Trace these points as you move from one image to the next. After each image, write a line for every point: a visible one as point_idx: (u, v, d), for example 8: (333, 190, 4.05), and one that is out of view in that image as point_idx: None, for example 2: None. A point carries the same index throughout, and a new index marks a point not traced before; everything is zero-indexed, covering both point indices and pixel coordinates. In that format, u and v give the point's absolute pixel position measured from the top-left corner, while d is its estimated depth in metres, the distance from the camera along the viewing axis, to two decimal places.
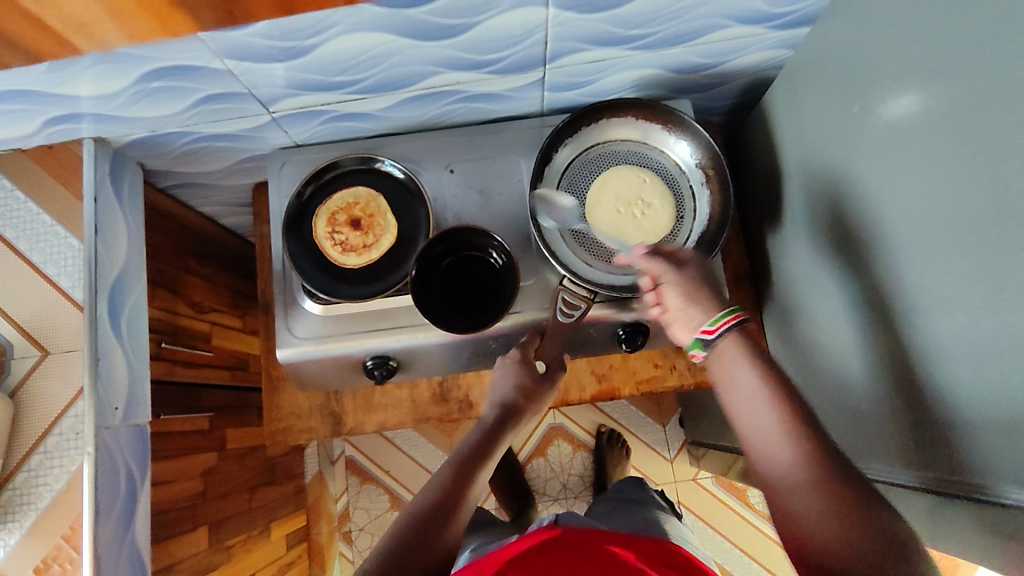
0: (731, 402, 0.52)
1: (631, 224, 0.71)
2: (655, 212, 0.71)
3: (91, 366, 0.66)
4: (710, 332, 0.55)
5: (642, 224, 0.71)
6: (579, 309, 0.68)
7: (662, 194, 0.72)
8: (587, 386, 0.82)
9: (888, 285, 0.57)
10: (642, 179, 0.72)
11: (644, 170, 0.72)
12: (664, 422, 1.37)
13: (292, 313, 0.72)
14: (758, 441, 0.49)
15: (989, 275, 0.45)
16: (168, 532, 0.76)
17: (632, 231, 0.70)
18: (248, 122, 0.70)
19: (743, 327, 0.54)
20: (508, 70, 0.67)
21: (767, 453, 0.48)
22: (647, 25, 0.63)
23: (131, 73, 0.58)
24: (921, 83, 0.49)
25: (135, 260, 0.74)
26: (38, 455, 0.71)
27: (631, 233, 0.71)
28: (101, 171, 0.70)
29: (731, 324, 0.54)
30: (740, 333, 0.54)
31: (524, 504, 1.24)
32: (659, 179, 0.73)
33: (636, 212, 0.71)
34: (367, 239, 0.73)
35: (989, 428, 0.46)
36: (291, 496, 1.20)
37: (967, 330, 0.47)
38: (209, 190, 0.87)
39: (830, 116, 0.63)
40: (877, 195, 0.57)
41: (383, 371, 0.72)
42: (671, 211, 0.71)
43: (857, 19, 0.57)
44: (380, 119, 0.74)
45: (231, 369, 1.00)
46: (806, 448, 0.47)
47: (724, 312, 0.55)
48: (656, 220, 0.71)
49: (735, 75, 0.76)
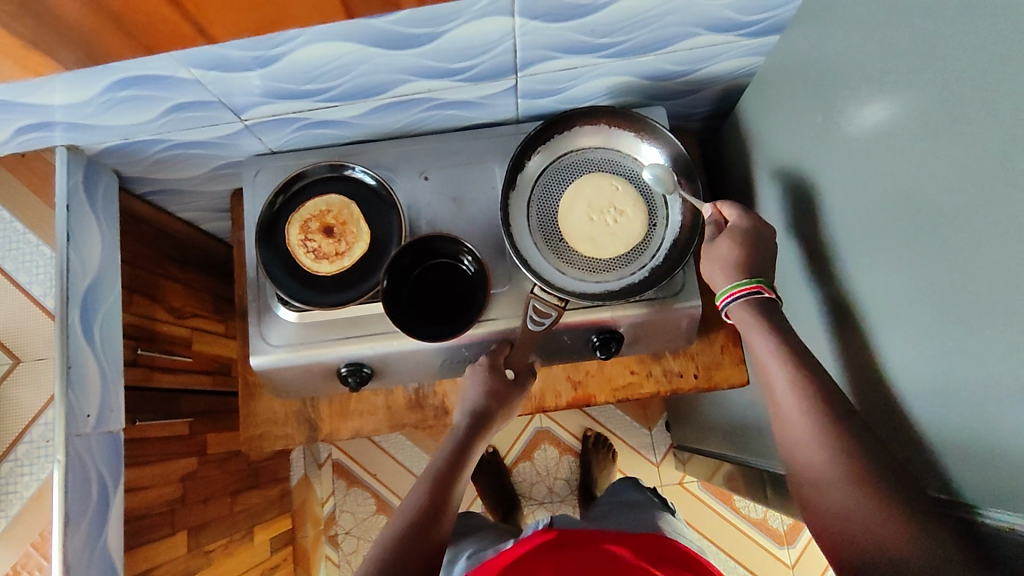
0: (767, 388, 0.59)
1: (603, 232, 0.71)
2: (627, 220, 0.71)
3: (62, 374, 0.66)
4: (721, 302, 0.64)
5: (614, 232, 0.71)
6: (550, 317, 0.68)
7: (634, 202, 0.72)
8: (563, 393, 0.82)
9: (856, 294, 0.57)
10: (615, 188, 0.72)
11: (617, 178, 0.72)
12: (650, 426, 1.37)
13: (265, 320, 0.72)
14: (785, 421, 0.56)
15: (949, 286, 0.45)
16: (143, 538, 0.76)
17: (604, 238, 0.71)
18: (220, 130, 0.70)
19: (759, 296, 0.62)
20: (480, 78, 0.67)
21: (792, 430, 0.55)
22: (618, 34, 0.63)
23: (98, 84, 0.58)
24: (884, 95, 0.50)
25: (109, 268, 0.75)
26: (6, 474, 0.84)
27: (603, 240, 0.71)
28: (74, 179, 0.70)
29: (743, 292, 0.62)
30: (754, 303, 0.62)
31: (510, 507, 1.25)
32: (632, 187, 0.72)
33: (608, 220, 0.71)
34: (340, 247, 0.73)
35: (952, 439, 0.47)
36: (276, 500, 1.20)
37: (930, 340, 0.47)
38: (187, 197, 0.87)
39: (800, 125, 0.63)
40: (846, 204, 0.57)
41: (357, 378, 0.72)
42: (644, 219, 0.71)
43: (825, 28, 0.57)
44: (355, 126, 0.75)
45: (212, 374, 1.01)
46: (826, 434, 0.53)
47: (743, 280, 0.62)
48: (628, 228, 0.71)
49: (709, 82, 0.76)
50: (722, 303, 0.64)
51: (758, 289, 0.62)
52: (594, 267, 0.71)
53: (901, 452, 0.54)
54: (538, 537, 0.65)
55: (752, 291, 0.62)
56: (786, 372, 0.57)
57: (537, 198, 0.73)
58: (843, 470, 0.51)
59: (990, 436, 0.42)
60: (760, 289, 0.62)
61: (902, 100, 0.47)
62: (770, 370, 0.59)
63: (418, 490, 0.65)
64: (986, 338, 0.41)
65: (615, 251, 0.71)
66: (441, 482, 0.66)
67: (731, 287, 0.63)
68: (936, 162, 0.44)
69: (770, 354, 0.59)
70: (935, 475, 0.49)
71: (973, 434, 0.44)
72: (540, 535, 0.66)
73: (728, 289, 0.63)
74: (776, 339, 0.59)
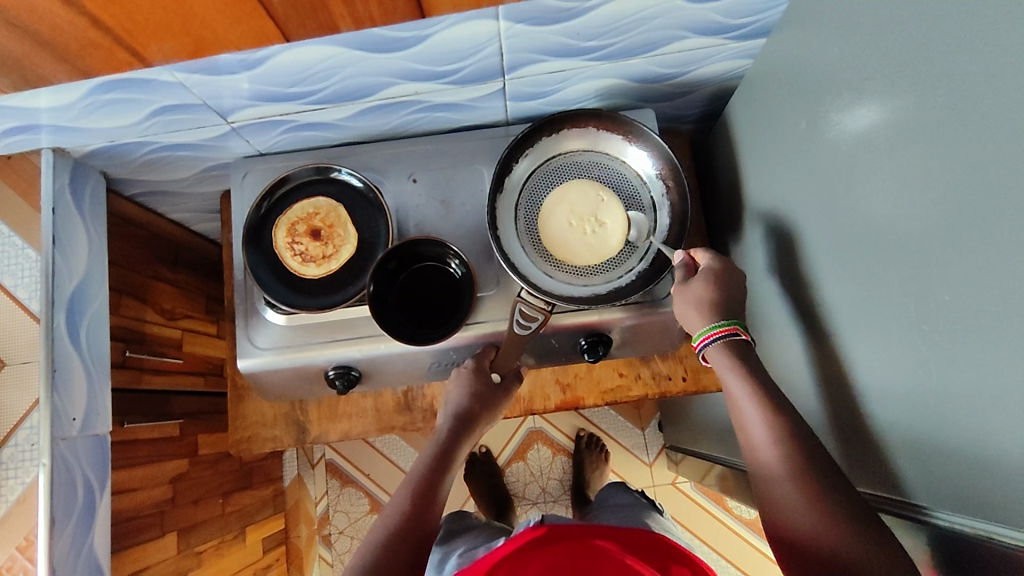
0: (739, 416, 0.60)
1: (577, 238, 0.71)
2: (604, 233, 0.71)
3: (47, 377, 0.67)
4: (698, 344, 0.64)
5: (588, 241, 0.71)
6: (537, 320, 0.67)
7: (616, 216, 0.71)
8: (551, 396, 0.82)
9: (839, 299, 0.57)
10: (600, 198, 0.72)
11: (606, 190, 0.72)
12: (643, 426, 1.38)
13: (253, 323, 0.72)
14: (762, 461, 0.56)
15: (928, 293, 0.45)
16: (131, 540, 0.76)
17: (575, 244, 0.71)
18: (208, 132, 0.70)
19: (733, 337, 0.62)
20: (467, 81, 0.67)
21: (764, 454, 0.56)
22: (604, 37, 0.63)
23: (81, 87, 0.58)
24: (868, 100, 0.49)
25: (97, 271, 0.75)
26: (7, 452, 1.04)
27: (574, 245, 0.71)
28: (60, 182, 0.70)
29: (720, 335, 0.62)
30: (726, 343, 0.62)
31: (503, 506, 1.25)
32: (618, 200, 0.72)
33: (585, 228, 0.71)
34: (327, 250, 0.73)
35: (930, 447, 0.47)
36: (268, 500, 1.21)
37: (908, 347, 0.48)
38: (177, 198, 0.87)
39: (787, 129, 0.63)
40: (833, 208, 0.56)
41: (345, 381, 0.72)
42: (622, 234, 0.71)
43: (812, 32, 0.56)
44: (343, 129, 0.74)
45: (204, 375, 1.01)
46: (801, 471, 0.53)
47: (718, 322, 0.63)
48: (603, 241, 0.71)
49: (699, 84, 0.75)
50: (698, 346, 0.64)
51: (732, 331, 0.62)
52: (581, 271, 0.71)
53: (880, 457, 0.54)
54: (527, 535, 0.65)
55: (728, 334, 0.62)
56: (761, 410, 0.58)
57: (524, 200, 0.73)
58: (821, 509, 0.51)
59: (967, 443, 0.42)
60: (733, 331, 0.62)
61: (885, 106, 0.47)
62: (745, 408, 0.59)
63: (401, 495, 0.65)
64: (964, 345, 0.41)
65: (582, 260, 0.71)
66: (425, 484, 0.66)
67: (707, 330, 0.63)
68: (918, 169, 0.44)
69: (747, 391, 0.59)
70: (913, 480, 0.49)
71: (948, 440, 0.44)
72: (528, 532, 0.65)
73: (704, 331, 0.63)
74: (749, 375, 0.60)
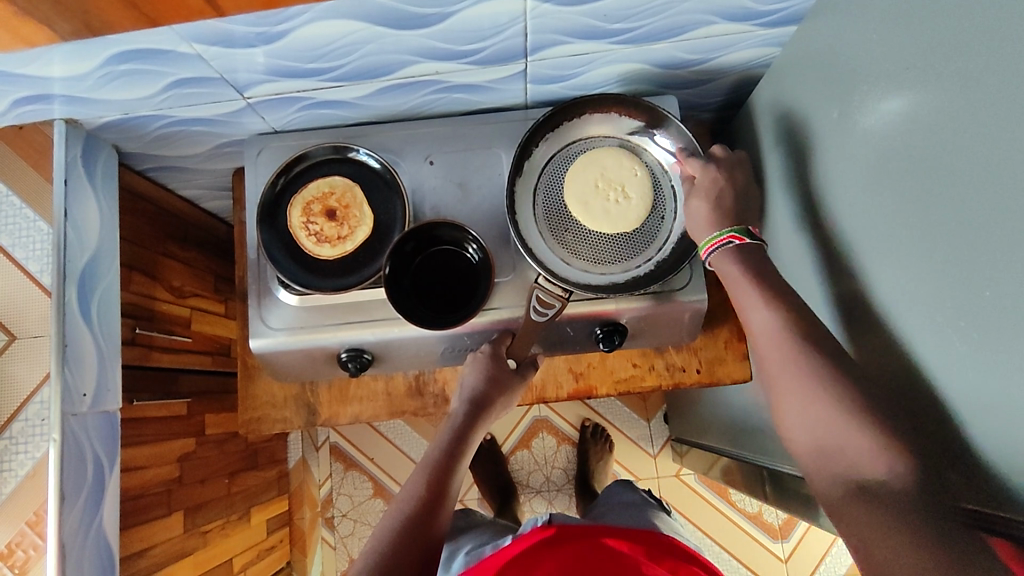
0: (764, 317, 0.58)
1: (600, 202, 0.70)
2: (627, 205, 0.70)
3: (58, 352, 0.66)
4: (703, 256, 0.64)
5: (609, 208, 0.70)
6: (553, 308, 0.66)
7: (643, 191, 0.70)
8: (564, 385, 0.82)
9: (868, 293, 0.56)
10: (634, 171, 0.71)
11: (638, 164, 0.71)
12: (649, 418, 1.37)
13: (265, 303, 0.71)
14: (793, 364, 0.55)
15: (969, 289, 0.43)
16: (140, 517, 0.76)
17: (597, 207, 0.70)
18: (223, 107, 0.69)
19: (735, 245, 0.62)
20: (489, 61, 0.66)
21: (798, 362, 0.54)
22: (630, 19, 0.61)
23: (97, 56, 0.56)
24: (903, 90, 0.48)
25: (109, 246, 0.74)
26: (5, 440, 0.93)
27: (595, 208, 0.70)
28: (72, 154, 0.69)
29: (716, 246, 0.62)
30: (730, 251, 0.62)
31: (506, 495, 1.25)
32: (650, 179, 0.71)
33: (609, 195, 0.70)
34: (342, 231, 0.71)
35: (962, 444, 0.46)
36: (274, 481, 1.23)
37: (940, 345, 0.47)
38: (188, 174, 0.85)
39: (817, 119, 0.61)
40: (862, 201, 0.55)
41: (357, 364, 0.72)
42: (645, 209, 0.70)
43: (845, 20, 0.55)
44: (359, 108, 0.73)
45: (212, 354, 1.00)
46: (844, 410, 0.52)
47: (717, 232, 0.63)
48: (625, 211, 0.70)
49: (724, 71, 0.74)
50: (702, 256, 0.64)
51: (728, 240, 0.62)
52: (599, 259, 0.70)
53: None
54: (537, 534, 0.64)
55: (727, 242, 0.62)
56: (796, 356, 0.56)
57: (544, 184, 0.72)
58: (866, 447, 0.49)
59: (1003, 442, 0.41)
60: (727, 241, 0.62)
61: (921, 96, 0.46)
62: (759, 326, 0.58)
63: (416, 480, 0.65)
64: (1001, 344, 0.40)
65: (599, 226, 0.69)
66: (440, 471, 0.65)
67: (705, 241, 0.64)
68: (953, 165, 0.43)
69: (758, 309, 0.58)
70: None
71: (981, 439, 0.43)
72: (536, 532, 0.64)
73: (702, 245, 0.64)
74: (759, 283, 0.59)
